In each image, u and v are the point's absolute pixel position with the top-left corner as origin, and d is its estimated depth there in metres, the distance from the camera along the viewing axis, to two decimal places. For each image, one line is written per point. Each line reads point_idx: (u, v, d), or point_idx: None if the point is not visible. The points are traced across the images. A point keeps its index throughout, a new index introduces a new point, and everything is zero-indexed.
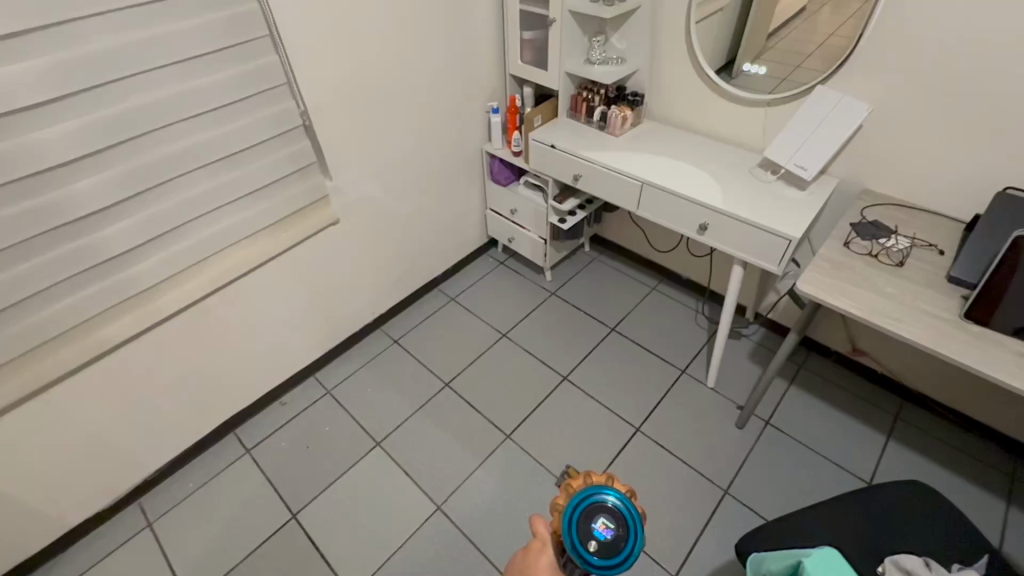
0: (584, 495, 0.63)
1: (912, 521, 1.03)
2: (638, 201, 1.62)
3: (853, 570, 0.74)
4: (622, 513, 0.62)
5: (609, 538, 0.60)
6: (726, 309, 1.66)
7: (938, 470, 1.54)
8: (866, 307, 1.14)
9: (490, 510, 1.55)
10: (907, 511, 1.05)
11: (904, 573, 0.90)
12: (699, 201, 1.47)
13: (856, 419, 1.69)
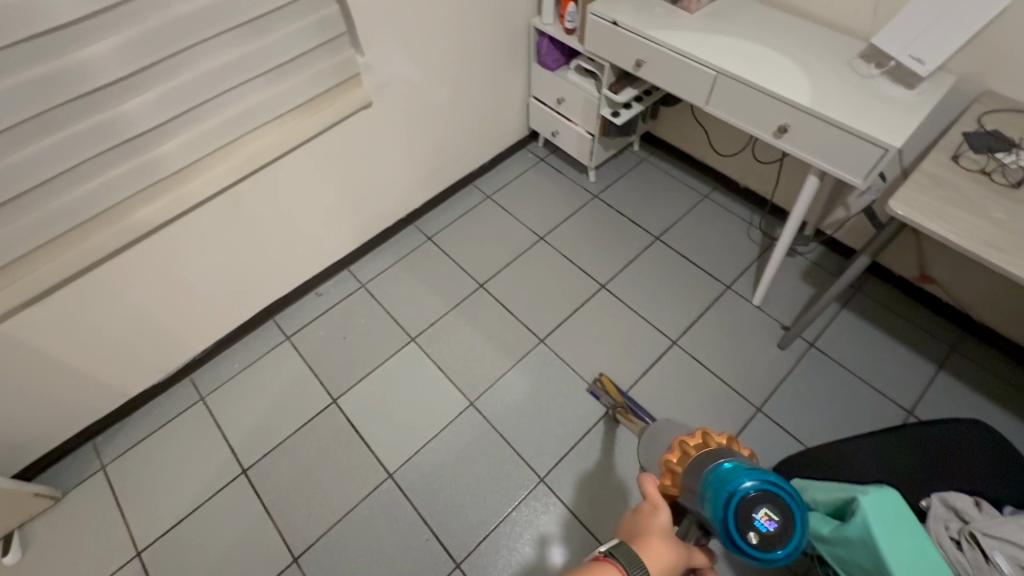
0: (739, 484, 0.57)
1: (973, 456, 0.98)
2: (709, 95, 1.42)
3: (912, 519, 0.70)
4: (783, 500, 0.57)
5: (771, 532, 0.56)
6: (790, 223, 1.52)
7: (987, 404, 1.49)
8: (967, 233, 1.00)
9: (522, 409, 1.59)
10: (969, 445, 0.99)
11: (952, 511, 0.89)
12: (783, 97, 1.26)
13: (909, 349, 1.61)
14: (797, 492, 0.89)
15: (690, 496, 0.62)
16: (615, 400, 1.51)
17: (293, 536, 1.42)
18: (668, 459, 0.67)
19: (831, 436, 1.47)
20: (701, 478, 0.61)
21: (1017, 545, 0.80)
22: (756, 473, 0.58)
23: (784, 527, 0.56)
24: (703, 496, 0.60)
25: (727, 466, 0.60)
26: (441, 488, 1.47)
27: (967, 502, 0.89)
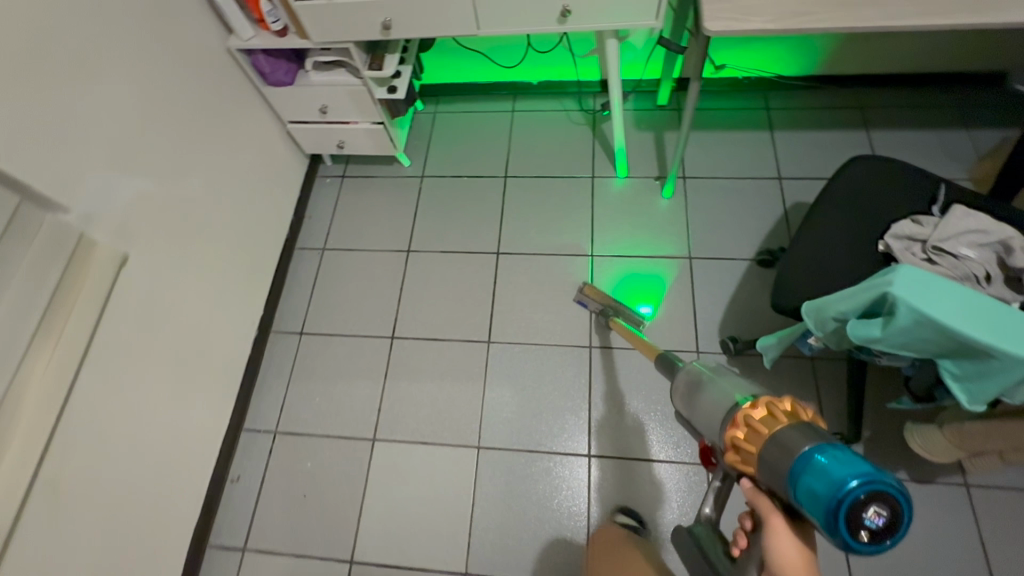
0: (847, 493, 0.55)
1: (884, 182, 1.11)
2: (476, 18, 1.26)
3: (935, 274, 0.75)
4: (887, 494, 0.56)
5: (877, 522, 0.56)
6: (613, 87, 1.50)
7: (815, 135, 1.74)
8: (777, 15, 1.04)
9: (525, 414, 1.48)
10: (874, 175, 1.12)
11: (907, 239, 1.01)
12: None
13: (745, 130, 1.78)
14: (819, 313, 0.93)
15: (785, 489, 0.62)
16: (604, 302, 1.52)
17: None
18: (735, 435, 0.68)
19: (751, 237, 1.62)
20: (797, 476, 0.60)
21: (970, 231, 0.94)
22: (861, 471, 0.56)
23: (887, 516, 0.56)
24: (803, 499, 0.59)
25: (826, 462, 0.58)
26: (519, 540, 1.35)
27: (917, 221, 1.01)
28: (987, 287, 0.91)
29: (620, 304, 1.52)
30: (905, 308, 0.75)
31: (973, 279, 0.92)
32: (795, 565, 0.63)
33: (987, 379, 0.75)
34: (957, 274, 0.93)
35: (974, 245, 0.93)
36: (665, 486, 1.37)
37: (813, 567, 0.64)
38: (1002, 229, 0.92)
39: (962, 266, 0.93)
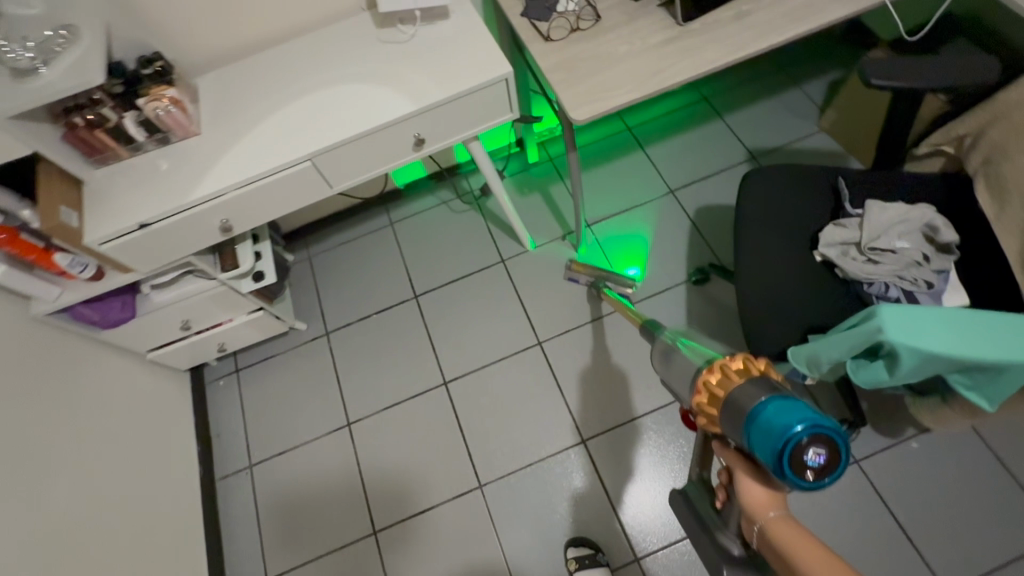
0: (785, 440, 0.46)
1: (787, 187, 1.11)
2: (326, 179, 1.12)
3: (916, 307, 0.73)
4: (834, 436, 0.47)
5: (824, 465, 0.47)
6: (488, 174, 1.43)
7: (681, 139, 1.80)
8: (633, 82, 1.01)
9: (552, 547, 1.35)
10: (776, 184, 1.12)
11: (840, 244, 1.01)
12: (387, 121, 1.05)
13: (620, 158, 1.80)
14: (811, 359, 0.89)
15: (738, 441, 0.52)
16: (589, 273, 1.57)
17: None
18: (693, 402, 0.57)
19: (674, 261, 1.61)
20: (744, 428, 0.50)
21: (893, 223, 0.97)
22: (806, 413, 0.47)
23: (835, 458, 0.48)
24: (751, 449, 0.50)
25: (768, 409, 0.49)
26: None
27: (841, 223, 1.02)
28: (932, 268, 0.95)
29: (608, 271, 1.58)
30: (907, 350, 0.72)
31: (918, 265, 0.95)
32: (766, 504, 0.59)
33: (996, 380, 0.73)
34: (903, 267, 0.95)
35: (903, 233, 0.97)
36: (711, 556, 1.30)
37: (785, 500, 0.59)
38: (915, 212, 0.97)
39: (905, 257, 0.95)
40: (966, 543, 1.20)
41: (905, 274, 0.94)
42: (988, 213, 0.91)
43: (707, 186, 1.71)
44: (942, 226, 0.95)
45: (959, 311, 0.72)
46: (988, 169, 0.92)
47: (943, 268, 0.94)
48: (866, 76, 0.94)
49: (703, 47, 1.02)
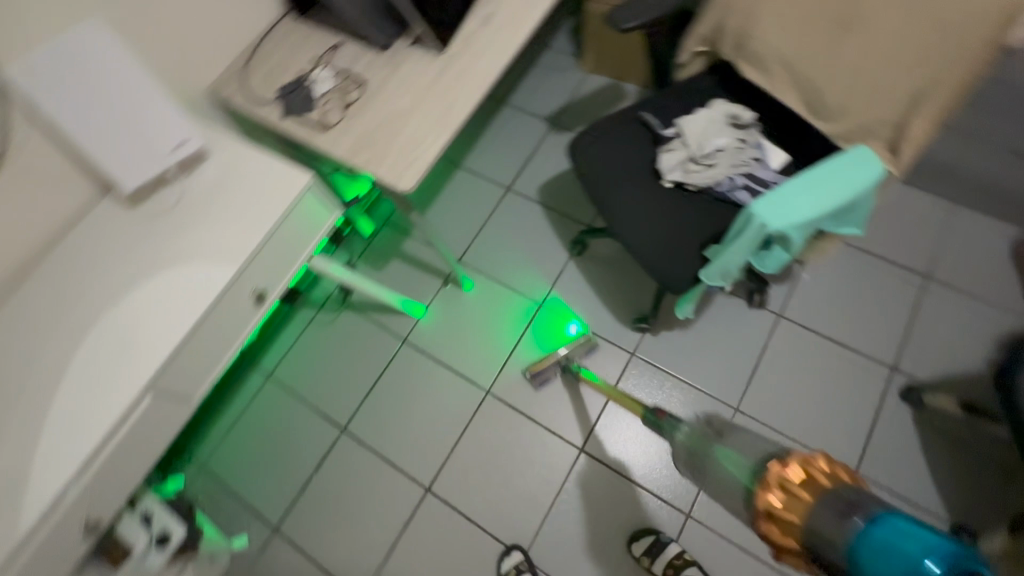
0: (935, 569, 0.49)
1: (608, 141, 1.18)
2: (180, 394, 0.92)
3: (777, 190, 0.80)
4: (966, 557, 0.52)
5: None
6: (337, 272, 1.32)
7: (487, 140, 1.84)
8: (434, 125, 0.97)
9: (618, 560, 1.31)
10: (598, 142, 1.18)
11: (678, 164, 1.10)
12: (210, 297, 0.88)
13: (447, 185, 1.78)
14: (722, 270, 0.96)
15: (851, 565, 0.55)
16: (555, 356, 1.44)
17: None
18: (773, 501, 0.63)
19: (550, 247, 1.65)
20: (873, 554, 0.53)
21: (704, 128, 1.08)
22: (940, 541, 0.51)
23: None
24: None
25: (899, 534, 0.53)
26: None
27: (668, 147, 1.12)
28: (751, 143, 1.08)
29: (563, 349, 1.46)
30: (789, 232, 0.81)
31: (743, 147, 1.07)
32: None
33: (853, 210, 0.85)
34: (735, 154, 1.06)
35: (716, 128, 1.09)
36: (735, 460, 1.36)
37: None
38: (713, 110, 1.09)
39: (731, 146, 1.06)
40: (881, 324, 1.43)
41: (740, 159, 1.06)
42: (763, 83, 1.04)
43: (534, 167, 1.77)
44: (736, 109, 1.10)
45: (806, 175, 0.81)
46: (742, 51, 1.04)
47: (756, 141, 1.08)
48: (620, 23, 1.02)
49: (474, 63, 1.02)
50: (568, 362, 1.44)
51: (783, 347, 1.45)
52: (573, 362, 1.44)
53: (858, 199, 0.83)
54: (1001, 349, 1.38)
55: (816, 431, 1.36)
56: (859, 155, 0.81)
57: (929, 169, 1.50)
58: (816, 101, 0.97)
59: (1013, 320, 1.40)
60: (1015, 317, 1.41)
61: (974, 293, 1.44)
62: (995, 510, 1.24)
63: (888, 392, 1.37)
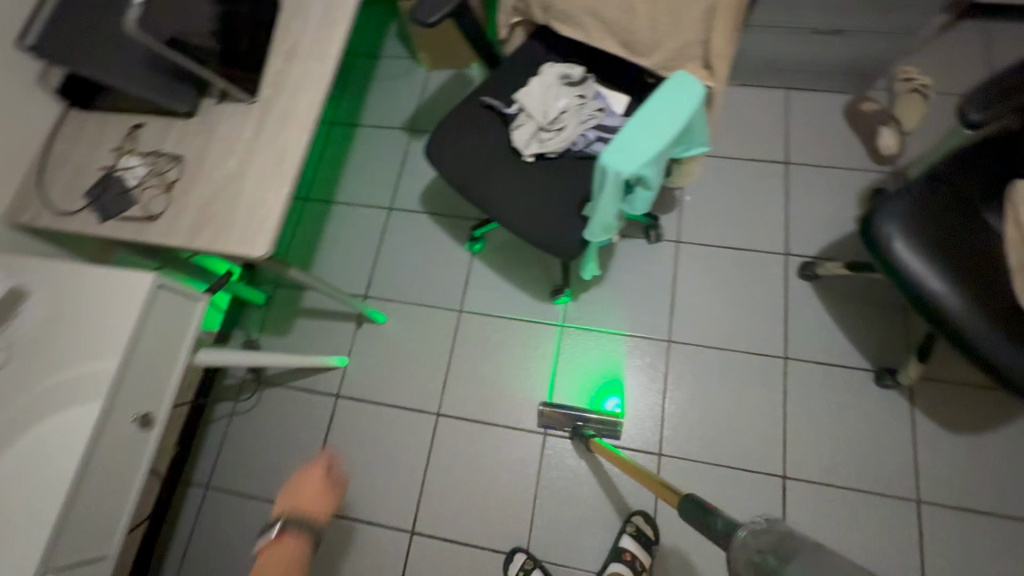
0: None
1: (460, 135, 1.17)
2: (87, 556, 0.82)
3: (619, 135, 0.82)
4: None
5: None
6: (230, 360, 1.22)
7: (352, 167, 1.77)
8: (270, 178, 0.90)
9: (614, 520, 1.33)
10: (450, 139, 1.17)
11: (530, 136, 1.10)
12: (81, 444, 0.78)
13: (327, 226, 1.71)
14: (603, 224, 0.98)
15: None
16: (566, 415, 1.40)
17: None
18: None
19: (450, 251, 1.62)
20: None
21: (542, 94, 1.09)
22: None
23: None
24: None
25: None
26: None
27: (516, 124, 1.11)
28: (590, 96, 1.09)
29: (577, 412, 1.40)
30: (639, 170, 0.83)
31: (583, 102, 1.08)
32: None
33: (692, 131, 0.89)
34: (577, 111, 1.07)
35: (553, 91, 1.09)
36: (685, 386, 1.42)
37: None
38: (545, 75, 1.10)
39: (570, 104, 1.07)
40: (763, 217, 1.54)
41: (583, 114, 1.07)
42: (580, 38, 1.06)
43: (408, 179, 1.73)
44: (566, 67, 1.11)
45: (639, 112, 0.83)
46: (551, 12, 1.07)
47: (595, 92, 1.10)
48: (423, 20, 1.00)
49: (292, 100, 0.96)
50: (580, 428, 1.36)
51: (690, 269, 1.52)
52: (586, 427, 1.36)
53: (691, 119, 0.86)
54: (863, 204, 1.53)
55: (742, 332, 1.44)
56: (678, 79, 0.83)
57: (756, 67, 1.62)
58: (630, 39, 0.99)
59: (864, 176, 1.56)
60: (866, 173, 1.56)
61: (828, 163, 1.58)
62: (903, 341, 1.38)
63: (789, 275, 1.48)
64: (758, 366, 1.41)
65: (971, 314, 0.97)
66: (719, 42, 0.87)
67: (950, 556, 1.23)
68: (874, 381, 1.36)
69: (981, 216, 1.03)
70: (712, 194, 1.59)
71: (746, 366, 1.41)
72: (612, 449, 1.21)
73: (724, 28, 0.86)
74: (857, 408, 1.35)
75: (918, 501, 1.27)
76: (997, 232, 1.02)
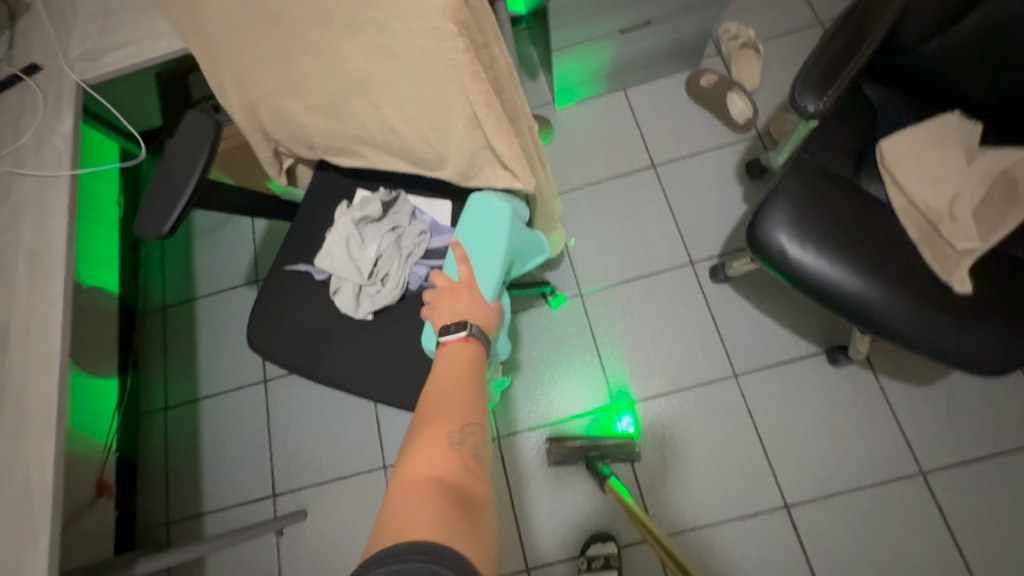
0: None
1: (280, 317, 0.95)
2: None
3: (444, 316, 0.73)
4: None
5: None
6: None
7: (207, 349, 1.52)
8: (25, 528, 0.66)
9: None
10: (269, 326, 0.95)
11: (354, 294, 0.89)
12: None
13: (203, 429, 1.45)
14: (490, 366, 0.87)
15: None
16: (575, 447, 1.24)
17: None
18: None
19: (349, 402, 1.41)
20: None
21: (350, 242, 0.89)
22: None
23: None
24: None
25: None
26: None
27: (334, 289, 0.91)
28: (405, 221, 0.92)
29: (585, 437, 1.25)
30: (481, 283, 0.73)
31: (399, 233, 0.90)
32: None
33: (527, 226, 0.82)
34: (397, 248, 0.89)
35: (361, 237, 0.90)
36: (650, 447, 1.26)
37: None
38: (343, 220, 0.90)
39: (387, 245, 0.89)
40: (653, 233, 1.42)
41: (405, 250, 0.89)
42: (363, 165, 0.88)
43: None
44: (366, 198, 0.92)
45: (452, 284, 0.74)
46: (318, 148, 0.88)
47: (410, 214, 0.93)
48: (160, 233, 0.79)
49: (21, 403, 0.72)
50: (591, 458, 1.22)
51: (603, 317, 1.37)
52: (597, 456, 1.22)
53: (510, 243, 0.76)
54: (743, 180, 1.43)
55: (681, 365, 1.31)
56: (476, 195, 0.77)
57: (582, 84, 1.50)
58: (414, 157, 0.80)
59: (733, 149, 1.46)
60: (733, 146, 1.46)
61: (693, 150, 1.48)
62: None
63: (703, 283, 1.36)
64: (712, 396, 1.27)
65: (899, 309, 0.84)
66: (505, 150, 0.69)
67: (975, 521, 1.13)
68: (829, 363, 1.25)
69: (862, 189, 0.92)
70: (593, 228, 1.45)
71: (699, 400, 1.28)
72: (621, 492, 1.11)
73: (503, 134, 0.68)
74: (824, 400, 1.23)
75: (922, 473, 1.16)
76: (886, 202, 0.91)
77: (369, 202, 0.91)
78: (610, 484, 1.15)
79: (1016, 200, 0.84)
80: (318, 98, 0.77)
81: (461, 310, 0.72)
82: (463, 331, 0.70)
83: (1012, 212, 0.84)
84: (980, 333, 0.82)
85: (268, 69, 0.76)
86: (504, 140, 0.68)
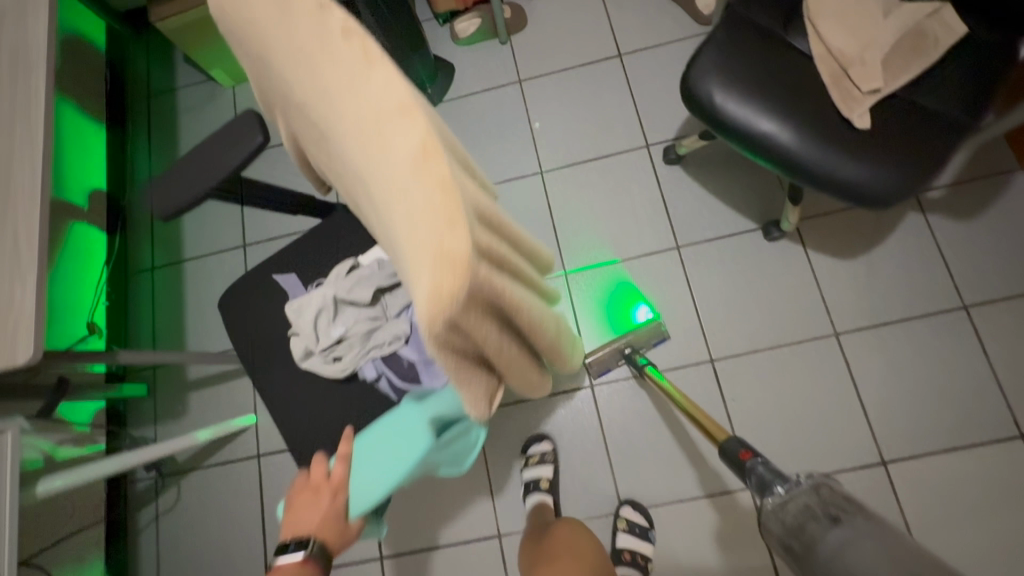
0: None
1: None
2: None
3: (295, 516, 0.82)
4: None
5: None
6: (155, 453, 1.14)
7: (190, 217, 1.61)
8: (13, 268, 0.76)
9: (568, 463, 1.30)
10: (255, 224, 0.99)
11: (306, 350, 0.93)
12: None
13: (185, 287, 1.56)
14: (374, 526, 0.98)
15: None
16: (612, 348, 1.29)
17: (877, 487, 1.21)
18: None
19: None
20: None
21: (325, 310, 0.92)
22: None
23: None
24: None
25: None
26: (694, 439, 1.27)
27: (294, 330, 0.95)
28: (392, 314, 0.93)
29: (623, 337, 1.29)
30: (354, 492, 0.83)
31: (378, 322, 0.92)
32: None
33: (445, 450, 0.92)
34: (367, 337, 0.91)
35: (337, 311, 0.93)
36: (596, 309, 1.38)
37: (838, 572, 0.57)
38: (331, 289, 0.93)
39: (357, 332, 0.91)
40: (614, 118, 1.49)
41: (372, 343, 0.91)
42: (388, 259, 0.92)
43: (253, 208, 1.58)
44: (363, 274, 0.94)
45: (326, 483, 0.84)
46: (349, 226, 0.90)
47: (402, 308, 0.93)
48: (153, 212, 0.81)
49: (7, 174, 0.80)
50: (632, 352, 1.28)
51: (560, 193, 1.46)
52: (637, 350, 1.28)
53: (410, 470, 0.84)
54: None
55: (628, 238, 1.41)
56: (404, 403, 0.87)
57: None
58: None
59: (696, 41, 1.51)
60: (696, 38, 1.52)
61: (659, 41, 1.53)
62: (777, 191, 1.38)
63: (656, 165, 1.44)
64: (655, 265, 1.38)
65: (799, 143, 0.94)
66: (466, 399, 0.69)
67: (879, 373, 1.26)
68: (764, 238, 1.35)
69: (789, 43, 1.00)
70: (557, 113, 1.52)
71: (645, 268, 1.38)
72: (660, 378, 1.16)
73: (465, 386, 0.66)
74: (757, 269, 1.34)
75: (836, 333, 1.29)
76: (807, 55, 0.99)
77: (361, 283, 0.92)
78: (649, 373, 1.19)
79: (923, 50, 0.92)
80: (342, 197, 0.77)
81: (312, 517, 0.81)
82: (301, 553, 0.77)
83: (916, 61, 0.92)
84: (867, 165, 0.91)
85: (296, 113, 0.62)
86: (467, 391, 0.68)
